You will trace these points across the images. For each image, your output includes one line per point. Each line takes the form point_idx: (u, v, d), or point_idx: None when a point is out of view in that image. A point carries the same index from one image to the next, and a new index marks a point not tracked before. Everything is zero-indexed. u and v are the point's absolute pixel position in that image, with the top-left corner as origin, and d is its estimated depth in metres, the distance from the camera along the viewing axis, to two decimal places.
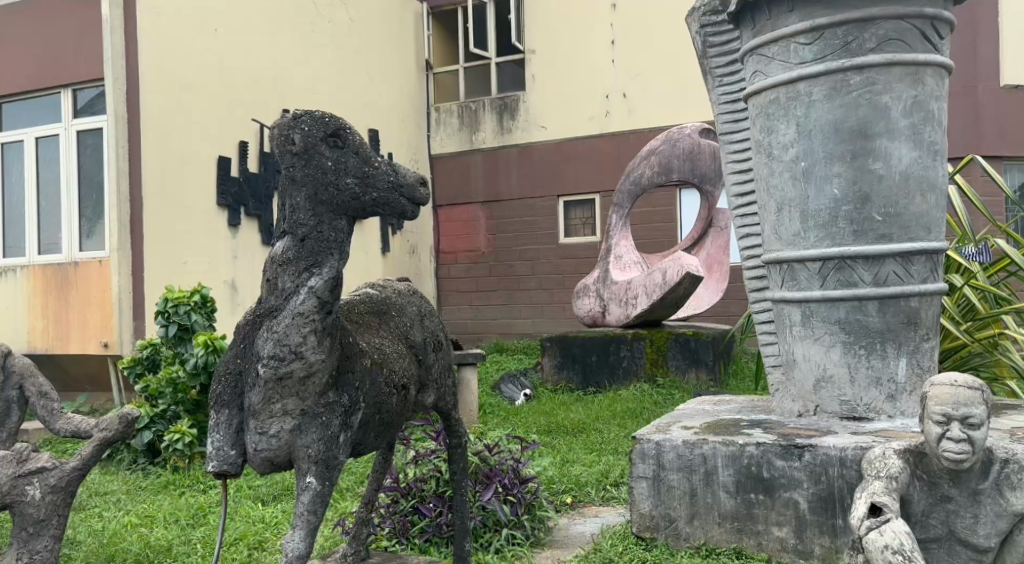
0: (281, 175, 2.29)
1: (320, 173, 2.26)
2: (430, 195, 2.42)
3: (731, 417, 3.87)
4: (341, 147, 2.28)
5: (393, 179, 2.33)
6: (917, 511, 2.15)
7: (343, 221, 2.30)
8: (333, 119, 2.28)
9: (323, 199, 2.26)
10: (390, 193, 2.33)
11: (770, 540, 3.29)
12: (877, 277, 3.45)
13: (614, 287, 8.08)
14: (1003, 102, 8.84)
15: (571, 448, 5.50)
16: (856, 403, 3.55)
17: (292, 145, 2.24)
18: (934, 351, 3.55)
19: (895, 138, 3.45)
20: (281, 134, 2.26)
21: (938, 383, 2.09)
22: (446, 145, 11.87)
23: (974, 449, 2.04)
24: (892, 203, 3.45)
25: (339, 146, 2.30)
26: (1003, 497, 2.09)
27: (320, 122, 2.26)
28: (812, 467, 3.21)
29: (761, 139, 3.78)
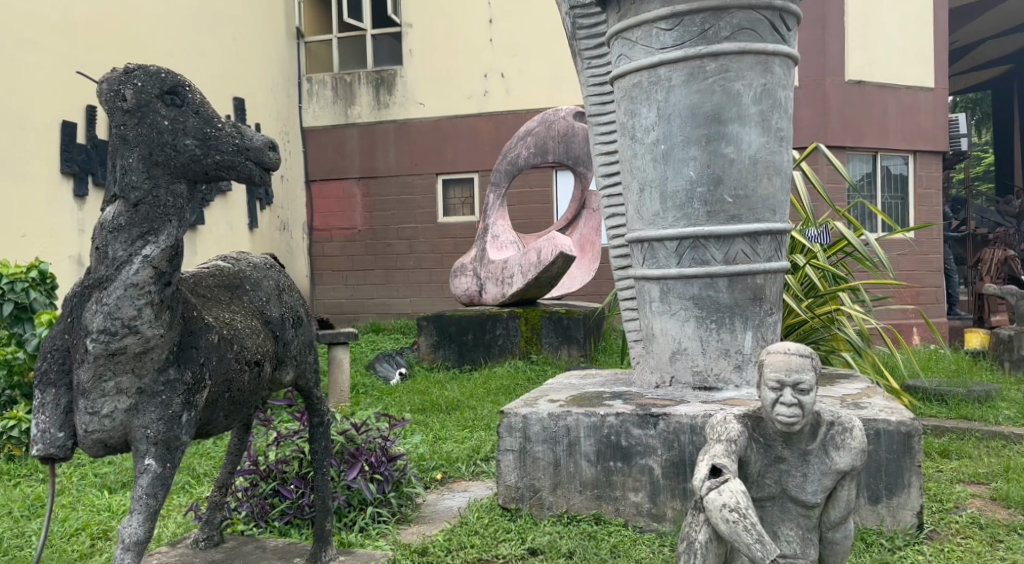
0: (111, 135, 2.19)
1: (154, 133, 2.17)
2: (280, 160, 2.36)
3: (595, 390, 3.99)
4: (178, 105, 2.20)
5: (238, 142, 2.27)
6: (754, 472, 2.31)
7: (182, 184, 2.22)
8: (170, 75, 2.20)
9: (159, 160, 2.17)
10: (234, 156, 2.26)
11: (626, 506, 3.43)
12: (727, 256, 3.64)
13: (490, 266, 8.12)
14: (850, 97, 9.47)
15: (443, 425, 5.52)
16: (707, 373, 3.73)
17: (122, 101, 2.15)
18: (778, 325, 3.79)
19: (745, 124, 3.63)
20: (110, 89, 2.15)
21: (774, 351, 2.23)
22: (319, 117, 11.50)
23: (804, 413, 2.19)
24: (742, 185, 3.63)
25: (176, 103, 2.22)
26: (828, 456, 2.27)
27: (155, 77, 2.18)
28: (665, 435, 3.36)
29: (625, 122, 3.89)
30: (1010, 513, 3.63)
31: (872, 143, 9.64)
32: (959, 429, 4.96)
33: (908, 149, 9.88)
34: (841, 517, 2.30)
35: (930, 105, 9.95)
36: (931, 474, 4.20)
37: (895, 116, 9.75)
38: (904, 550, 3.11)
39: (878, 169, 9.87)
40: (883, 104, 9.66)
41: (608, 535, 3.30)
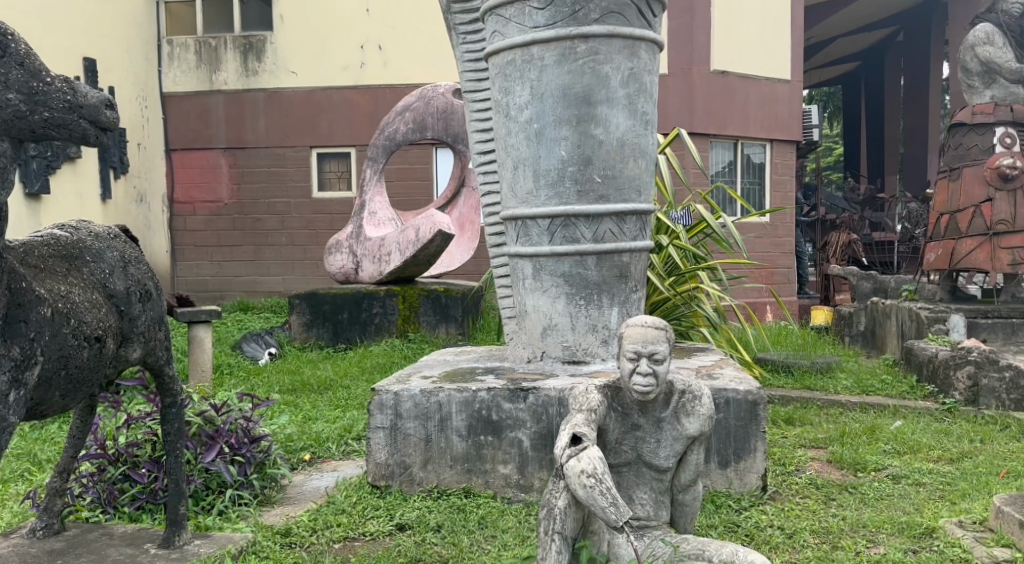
0: None
1: None
2: (118, 120, 2.26)
3: (468, 366, 4.00)
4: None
5: (69, 99, 2.14)
6: (612, 439, 2.40)
7: (4, 142, 2.08)
8: None
9: None
10: (66, 113, 2.13)
11: (495, 478, 3.48)
12: (596, 234, 3.73)
13: (368, 244, 7.97)
14: (715, 86, 9.87)
15: (314, 406, 5.40)
16: (576, 348, 3.81)
17: None
18: (642, 302, 3.92)
19: (613, 106, 3.71)
20: None
21: (632, 324, 2.33)
22: (180, 82, 10.87)
23: (658, 382, 2.29)
24: (609, 166, 3.72)
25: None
26: (679, 423, 2.37)
27: None
28: (534, 407, 3.43)
29: (499, 99, 3.89)
30: (843, 474, 3.93)
31: (734, 131, 10.10)
32: (803, 398, 5.32)
33: (766, 137, 10.42)
34: (690, 479, 2.43)
35: (786, 97, 10.54)
36: (777, 440, 4.49)
37: (755, 105, 10.25)
38: (748, 510, 3.32)
39: (739, 157, 10.35)
40: (745, 93, 10.13)
41: (477, 507, 3.33)
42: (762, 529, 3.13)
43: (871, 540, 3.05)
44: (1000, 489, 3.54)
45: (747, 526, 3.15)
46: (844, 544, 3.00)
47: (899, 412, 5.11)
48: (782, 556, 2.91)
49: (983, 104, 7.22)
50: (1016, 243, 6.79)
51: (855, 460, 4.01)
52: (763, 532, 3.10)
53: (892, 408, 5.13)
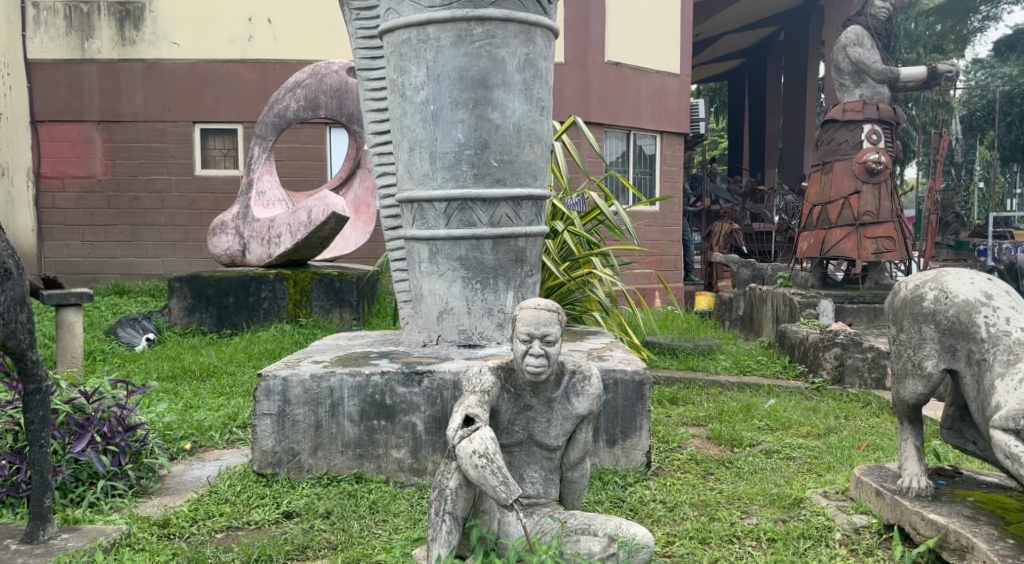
0: None
1: None
2: None
3: (361, 350, 3.93)
4: None
5: None
6: (505, 420, 2.42)
7: None
8: None
9: None
10: None
11: (388, 463, 3.44)
12: (492, 219, 3.72)
13: (255, 225, 7.69)
14: (609, 76, 10.02)
15: (196, 393, 5.17)
16: (471, 332, 3.79)
17: None
18: (537, 286, 3.94)
19: (510, 91, 3.70)
20: None
21: (525, 306, 2.35)
22: (48, 49, 10.13)
23: (550, 362, 2.32)
24: (506, 151, 3.72)
25: None
26: (569, 402, 2.41)
27: None
28: (428, 391, 3.41)
29: (394, 79, 3.82)
30: (720, 449, 4.12)
31: (627, 122, 10.30)
32: (686, 378, 5.52)
33: (657, 129, 10.70)
34: (578, 458, 2.47)
35: (675, 90, 10.86)
36: (660, 419, 4.63)
37: (646, 97, 10.50)
38: (633, 485, 3.43)
39: (631, 148, 10.57)
40: (637, 85, 10.35)
41: (368, 492, 3.28)
42: (645, 504, 3.23)
43: (745, 512, 3.21)
44: (860, 461, 3.78)
45: (631, 501, 3.24)
46: (720, 515, 3.13)
47: (773, 391, 5.38)
48: (662, 529, 3.01)
49: (853, 102, 7.59)
50: (880, 234, 7.41)
51: (731, 436, 4.20)
52: (646, 507, 3.20)
53: (766, 387, 5.40)
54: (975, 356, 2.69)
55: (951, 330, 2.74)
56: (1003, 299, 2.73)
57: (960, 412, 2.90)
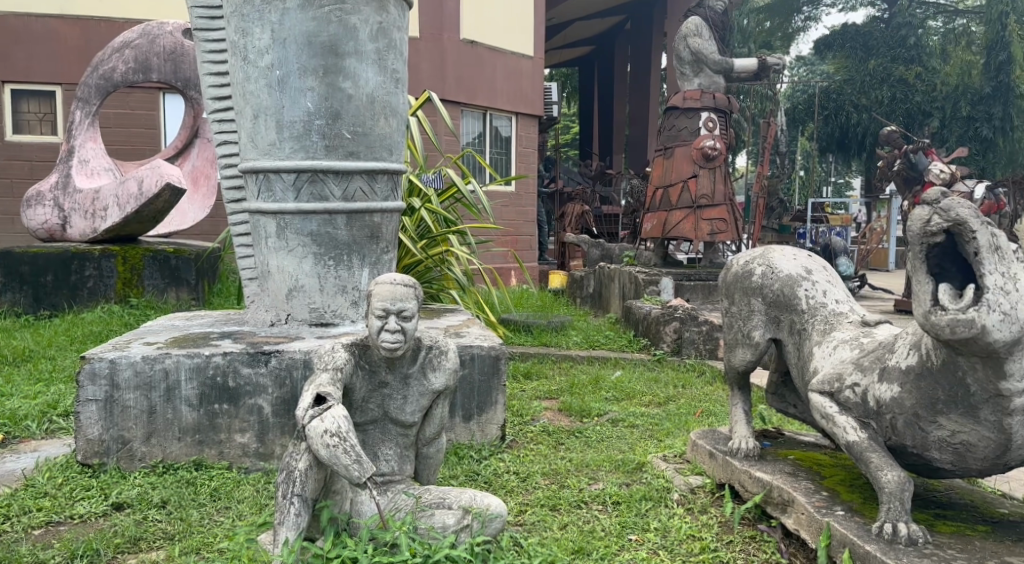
0: None
1: None
2: None
3: (200, 331, 3.68)
4: None
5: None
6: (358, 398, 2.33)
7: None
8: None
9: None
10: None
11: (231, 448, 3.25)
12: (345, 192, 3.57)
13: (78, 197, 7.07)
14: (464, 54, 9.93)
15: (9, 380, 4.69)
16: (324, 310, 3.63)
17: None
18: (392, 263, 3.83)
19: (362, 60, 3.57)
20: None
21: (381, 281, 2.27)
22: None
23: (406, 338, 2.25)
24: (359, 122, 3.58)
25: None
26: (425, 378, 2.35)
27: None
28: (276, 372, 3.24)
29: (235, 40, 3.58)
30: (570, 420, 4.20)
31: (483, 101, 10.26)
32: (539, 353, 5.60)
33: (511, 110, 10.75)
34: (434, 433, 2.43)
35: (529, 72, 10.95)
36: (514, 393, 4.67)
37: (501, 77, 10.51)
38: (488, 458, 3.44)
39: (487, 128, 10.54)
40: (491, 65, 10.33)
41: (208, 480, 3.09)
42: (499, 476, 3.24)
43: (592, 478, 3.28)
44: (696, 426, 3.97)
45: (485, 474, 3.24)
46: (570, 482, 3.19)
47: (620, 364, 5.57)
48: (515, 498, 3.03)
49: (692, 90, 7.91)
50: (714, 216, 7.84)
51: (581, 407, 4.29)
52: (499, 479, 3.21)
53: (613, 360, 5.58)
54: (798, 327, 2.86)
55: (777, 303, 2.91)
56: (822, 275, 2.92)
57: (783, 378, 3.08)
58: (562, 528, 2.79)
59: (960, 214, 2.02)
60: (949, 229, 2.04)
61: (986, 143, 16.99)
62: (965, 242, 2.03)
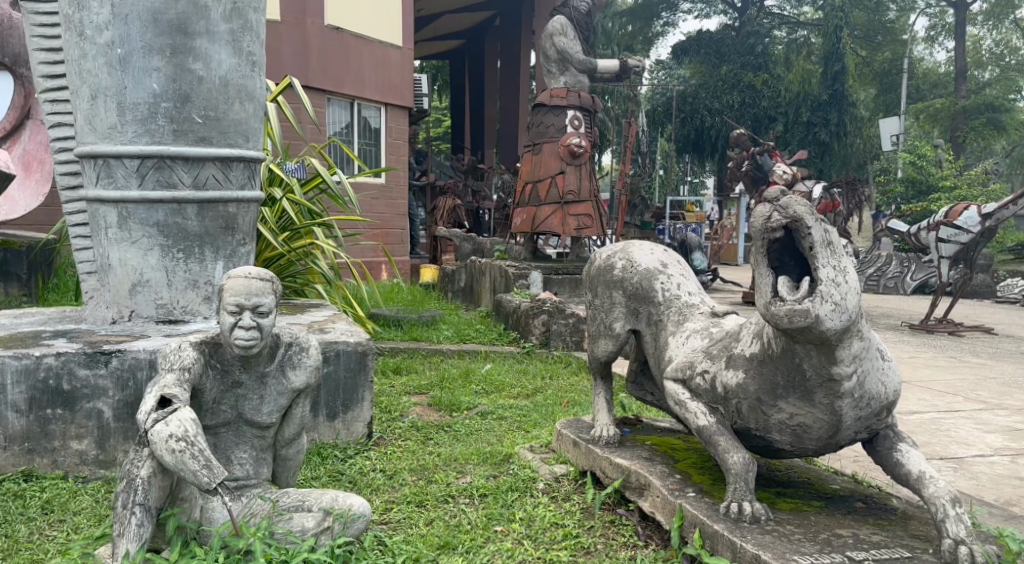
0: None
1: None
2: None
3: (30, 330, 3.38)
4: None
5: None
6: (209, 399, 2.22)
7: None
8: None
9: None
10: None
11: (67, 456, 3.02)
12: (196, 180, 3.39)
13: None
14: (329, 41, 9.67)
15: None
16: (173, 306, 3.43)
17: None
18: (251, 256, 3.66)
19: (215, 41, 3.40)
20: None
21: (234, 275, 2.16)
22: None
23: (263, 335, 2.16)
24: (211, 106, 3.41)
25: None
26: (284, 376, 2.26)
27: None
28: (118, 373, 3.03)
29: (70, 14, 3.33)
30: (439, 415, 4.18)
31: (349, 90, 10.02)
32: (409, 348, 5.54)
33: (380, 100, 10.55)
34: (294, 435, 2.34)
35: (397, 63, 10.79)
36: (383, 389, 4.60)
37: (368, 67, 10.30)
38: (353, 457, 3.36)
39: (355, 118, 10.29)
40: (358, 54, 10.10)
41: (40, 491, 2.85)
42: (364, 475, 3.17)
43: (459, 472, 3.27)
44: (562, 416, 4.05)
45: (350, 474, 3.17)
46: (437, 477, 3.17)
47: (489, 357, 5.60)
48: (380, 497, 2.98)
49: (558, 89, 8.04)
50: (580, 212, 8.02)
51: (450, 401, 4.28)
52: (365, 477, 3.15)
53: (483, 353, 5.61)
54: (654, 317, 2.97)
55: (636, 295, 3.02)
56: (675, 268, 3.05)
57: (641, 367, 3.19)
58: (428, 524, 2.77)
59: (797, 211, 2.16)
60: (787, 225, 2.18)
61: (823, 147, 18.28)
62: (801, 237, 2.17)
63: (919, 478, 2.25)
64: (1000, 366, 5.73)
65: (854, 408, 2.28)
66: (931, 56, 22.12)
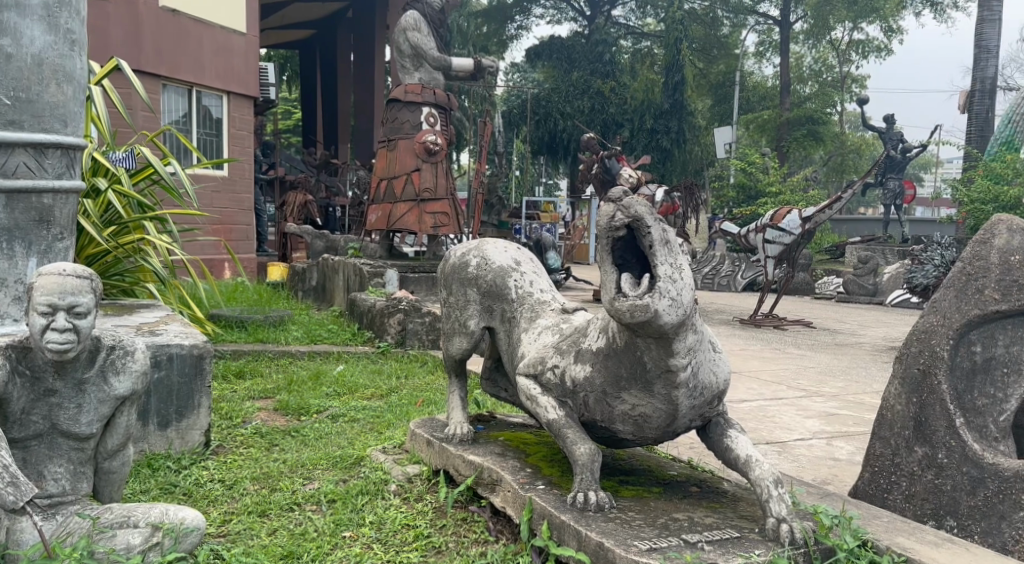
0: None
1: None
2: None
3: None
4: None
5: None
6: (16, 410, 2.02)
7: None
8: None
9: None
10: None
11: None
12: (3, 168, 3.06)
13: None
14: (162, 24, 9.14)
15: None
16: None
17: None
18: (70, 253, 3.35)
19: (25, 15, 3.12)
20: None
21: (46, 272, 1.97)
22: None
23: (80, 338, 1.97)
24: (21, 86, 3.12)
25: None
26: (106, 383, 2.08)
27: None
28: None
29: None
30: (287, 419, 4.02)
31: (186, 76, 9.47)
32: (254, 350, 5.30)
33: (222, 88, 10.02)
34: (118, 445, 2.17)
35: (241, 49, 10.29)
36: (225, 394, 4.36)
37: (208, 51, 9.76)
38: (188, 468, 3.16)
39: (194, 106, 9.74)
40: (197, 38, 9.58)
41: None
42: (200, 486, 3.00)
43: (306, 478, 3.16)
44: (416, 416, 3.99)
45: (185, 485, 2.99)
46: (282, 485, 3.04)
47: (341, 358, 5.45)
48: (218, 508, 2.82)
49: (413, 85, 7.96)
50: (437, 210, 7.97)
51: (298, 405, 4.13)
52: (201, 488, 2.98)
53: (335, 354, 5.45)
54: (507, 315, 2.99)
55: (489, 293, 3.03)
56: (528, 266, 3.08)
57: (495, 364, 3.20)
58: (270, 534, 2.64)
59: (638, 212, 2.22)
60: (629, 224, 2.25)
61: (665, 153, 19.20)
62: (641, 236, 2.24)
63: (746, 461, 2.38)
64: (818, 357, 6.22)
65: (690, 398, 2.38)
66: (759, 70, 23.73)
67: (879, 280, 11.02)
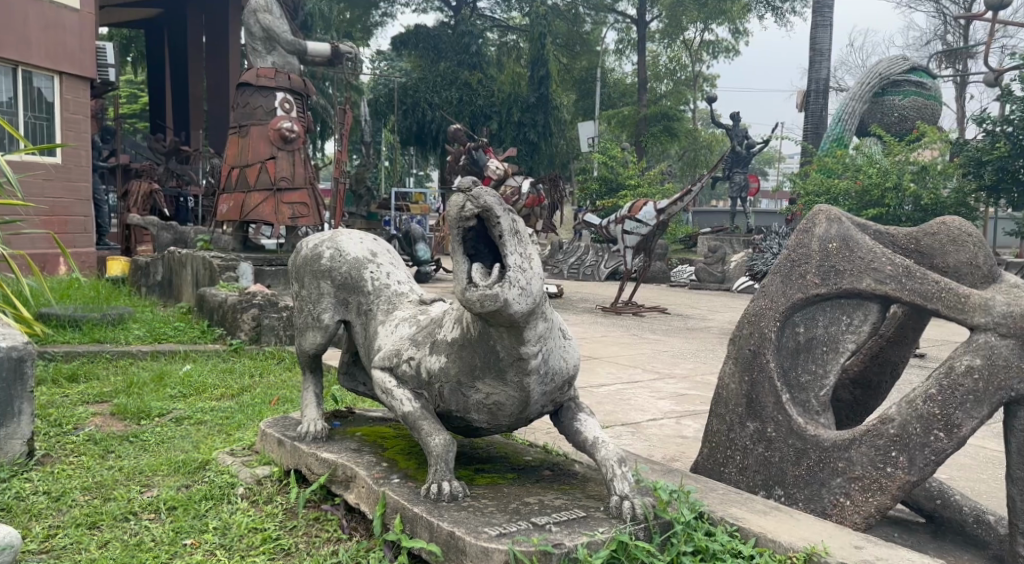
0: None
1: None
2: None
3: None
4: None
5: None
6: None
7: None
8: None
9: None
10: None
11: None
12: None
13: None
14: None
15: None
16: None
17: None
18: None
19: None
20: None
21: None
22: None
23: None
24: None
25: None
26: None
27: None
28: None
29: None
30: (125, 424, 3.76)
31: (10, 54, 8.70)
32: (90, 352, 4.95)
33: (53, 68, 9.25)
34: None
35: (74, 27, 9.55)
36: (55, 400, 4.04)
37: (34, 28, 8.99)
38: (8, 481, 2.91)
39: (21, 87, 8.95)
40: (21, 13, 8.83)
41: None
42: (22, 499, 2.77)
43: (144, 485, 2.97)
44: (269, 415, 3.85)
45: (3, 499, 2.75)
46: (116, 494, 2.85)
47: (190, 357, 5.18)
48: (41, 522, 2.61)
49: (265, 69, 7.69)
50: (295, 200, 7.71)
51: (138, 408, 3.88)
52: (23, 502, 2.75)
53: (182, 354, 5.17)
54: (363, 307, 2.94)
55: (344, 285, 2.96)
56: (384, 258, 3.03)
57: (352, 358, 3.13)
58: (101, 547, 2.47)
59: (486, 202, 2.21)
60: (479, 215, 2.24)
61: (531, 145, 19.50)
62: (491, 226, 2.24)
63: (593, 443, 2.45)
64: (671, 341, 6.50)
65: (541, 384, 2.41)
66: (619, 67, 24.47)
67: (727, 268, 11.67)
